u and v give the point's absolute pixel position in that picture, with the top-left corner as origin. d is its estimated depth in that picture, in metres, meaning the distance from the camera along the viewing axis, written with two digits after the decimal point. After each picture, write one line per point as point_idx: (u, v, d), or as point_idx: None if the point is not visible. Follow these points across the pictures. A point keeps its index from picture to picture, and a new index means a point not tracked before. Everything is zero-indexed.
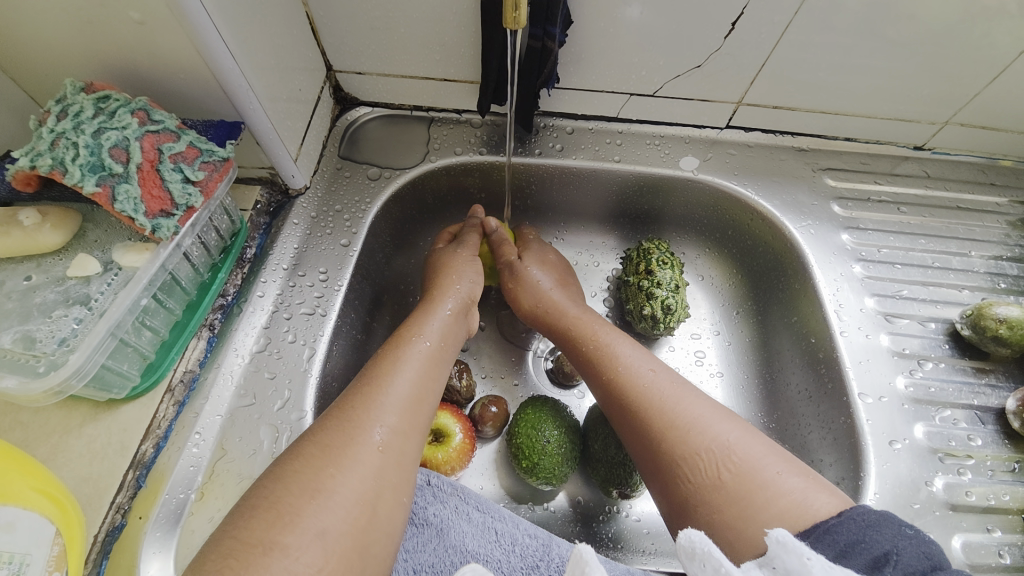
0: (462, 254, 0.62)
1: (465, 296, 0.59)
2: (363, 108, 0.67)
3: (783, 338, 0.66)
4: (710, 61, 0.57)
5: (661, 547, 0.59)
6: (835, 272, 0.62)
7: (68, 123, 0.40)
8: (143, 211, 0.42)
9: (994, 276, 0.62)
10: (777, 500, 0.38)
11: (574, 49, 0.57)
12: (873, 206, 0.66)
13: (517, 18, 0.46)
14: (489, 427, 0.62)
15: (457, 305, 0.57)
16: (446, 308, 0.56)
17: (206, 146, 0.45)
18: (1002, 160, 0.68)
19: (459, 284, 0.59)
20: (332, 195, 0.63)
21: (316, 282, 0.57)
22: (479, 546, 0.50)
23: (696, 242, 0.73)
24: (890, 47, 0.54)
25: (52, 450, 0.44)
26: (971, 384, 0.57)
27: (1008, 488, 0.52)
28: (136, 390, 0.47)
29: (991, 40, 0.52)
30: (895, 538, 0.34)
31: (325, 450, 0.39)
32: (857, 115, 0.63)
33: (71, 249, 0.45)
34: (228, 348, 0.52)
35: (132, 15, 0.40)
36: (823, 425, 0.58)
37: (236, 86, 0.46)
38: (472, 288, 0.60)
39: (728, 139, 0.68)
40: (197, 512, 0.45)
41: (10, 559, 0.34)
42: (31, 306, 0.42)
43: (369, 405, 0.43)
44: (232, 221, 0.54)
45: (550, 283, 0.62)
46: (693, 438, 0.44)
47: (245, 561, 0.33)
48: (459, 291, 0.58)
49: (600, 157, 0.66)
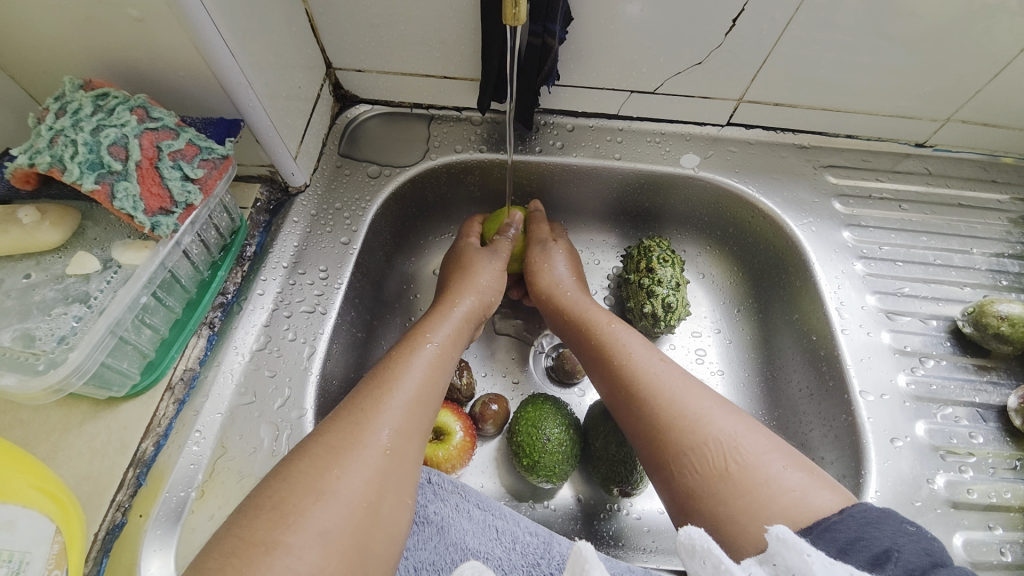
0: (476, 257, 0.62)
1: (483, 303, 0.59)
2: (362, 106, 0.67)
3: (784, 336, 0.66)
4: (710, 58, 0.57)
5: (662, 545, 0.59)
6: (836, 270, 0.61)
7: (67, 121, 0.40)
8: (141, 209, 0.41)
9: (996, 273, 0.62)
10: (778, 497, 0.38)
11: (575, 46, 0.57)
12: (874, 203, 0.65)
13: (516, 14, 0.45)
14: (490, 426, 0.62)
15: (470, 310, 0.57)
16: (459, 313, 0.56)
17: (206, 143, 0.45)
18: (1004, 157, 0.68)
19: (470, 282, 0.59)
20: (331, 193, 0.62)
21: (316, 280, 0.57)
22: (479, 544, 0.50)
23: (697, 240, 0.73)
24: (892, 44, 0.54)
25: (52, 448, 0.44)
26: (973, 382, 0.57)
27: (1009, 486, 0.52)
28: (137, 388, 0.47)
29: (993, 37, 0.52)
30: (895, 536, 0.34)
31: (331, 451, 0.39)
32: (858, 112, 0.63)
33: (70, 247, 0.45)
34: (228, 346, 0.51)
35: (131, 13, 0.40)
36: (824, 422, 0.58)
37: (236, 84, 0.46)
38: (489, 287, 0.60)
39: (729, 136, 0.67)
40: (197, 510, 0.45)
41: (10, 557, 0.33)
42: (30, 304, 0.42)
43: (377, 407, 0.43)
44: (232, 219, 0.54)
45: (557, 280, 0.63)
46: (701, 428, 0.44)
47: (245, 560, 0.33)
48: (478, 296, 0.59)
49: (600, 154, 0.66)
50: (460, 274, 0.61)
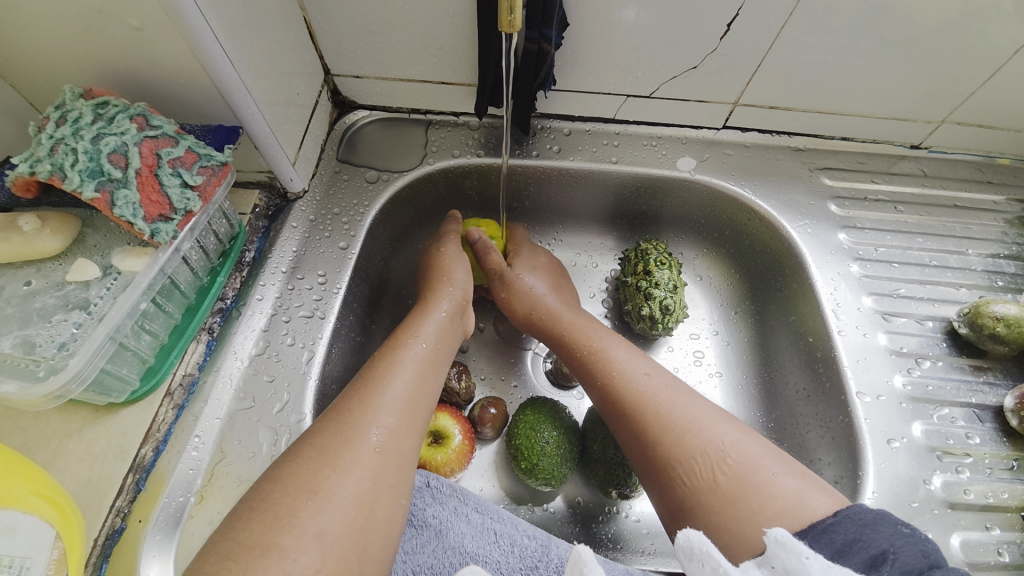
0: (450, 258, 0.62)
1: (459, 299, 0.59)
2: (360, 112, 0.68)
3: (781, 338, 0.66)
4: (705, 62, 0.58)
5: (660, 547, 0.59)
6: (832, 272, 0.62)
7: (67, 130, 0.40)
8: (141, 216, 0.42)
9: (992, 274, 0.62)
10: (771, 501, 0.38)
11: (570, 51, 0.57)
12: (870, 205, 0.66)
13: (512, 21, 0.46)
14: (488, 429, 0.62)
15: (452, 307, 0.58)
16: (441, 311, 0.56)
17: (205, 150, 0.46)
18: (999, 158, 0.68)
19: (455, 286, 0.60)
20: (330, 199, 0.63)
21: (314, 285, 0.58)
22: (477, 548, 0.50)
23: (694, 243, 0.73)
24: (885, 47, 0.54)
25: (52, 454, 0.44)
26: (970, 382, 0.57)
27: (1007, 487, 0.52)
28: (136, 394, 0.47)
29: (985, 39, 0.52)
30: (892, 538, 0.34)
31: (322, 452, 0.40)
32: (853, 114, 0.64)
33: (70, 254, 0.45)
34: (227, 351, 0.52)
35: (131, 22, 0.40)
36: (822, 424, 0.58)
37: (234, 92, 0.46)
38: (465, 288, 0.60)
39: (725, 139, 0.68)
40: (196, 515, 0.45)
41: (11, 563, 0.34)
42: (30, 311, 0.42)
43: (366, 407, 0.43)
44: (231, 225, 0.54)
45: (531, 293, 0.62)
46: (688, 441, 0.44)
47: (243, 563, 0.33)
48: (453, 294, 0.59)
49: (597, 158, 0.66)
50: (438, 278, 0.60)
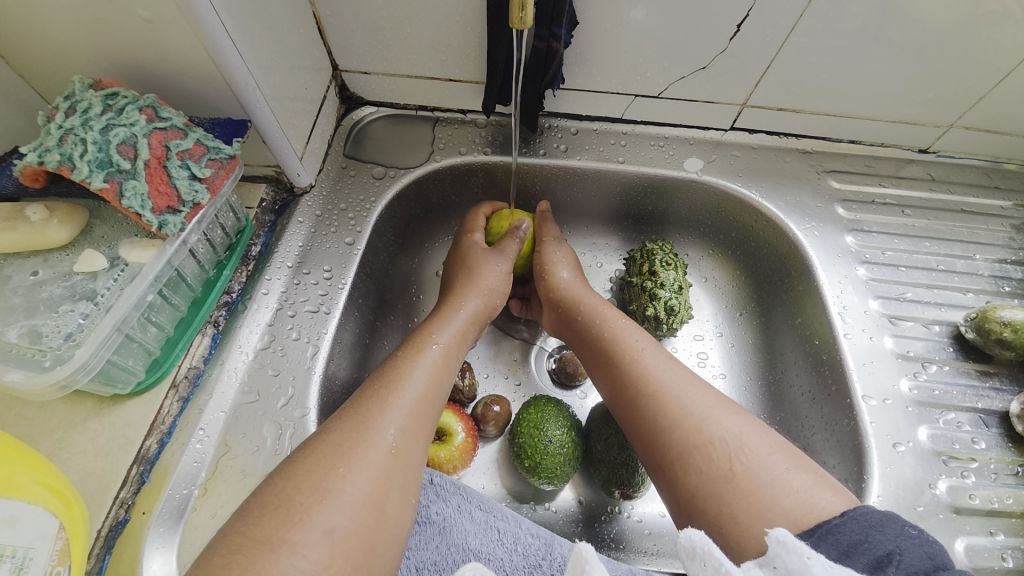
0: (479, 252, 0.62)
1: (488, 304, 0.59)
2: (368, 108, 0.68)
3: (787, 341, 0.65)
4: (714, 63, 0.57)
5: (663, 548, 0.59)
6: (838, 274, 0.62)
7: (77, 120, 0.40)
8: (149, 208, 0.42)
9: (999, 279, 0.62)
10: (781, 499, 0.38)
11: (580, 50, 0.57)
12: (877, 209, 0.66)
13: (523, 18, 0.46)
14: (492, 427, 0.62)
15: (475, 311, 0.58)
16: (464, 313, 0.57)
17: (213, 143, 0.46)
18: (1006, 163, 0.68)
19: (485, 285, 0.59)
20: (337, 193, 0.63)
21: (320, 280, 0.57)
22: (481, 545, 0.50)
23: (700, 243, 0.73)
24: (894, 50, 0.54)
25: (56, 444, 0.44)
26: (975, 388, 0.57)
27: (1011, 492, 0.52)
28: (141, 386, 0.47)
29: (996, 43, 0.52)
30: (898, 539, 0.34)
31: (337, 450, 0.39)
32: (862, 117, 0.63)
33: (78, 245, 0.45)
34: (231, 345, 0.52)
35: (141, 13, 0.40)
36: (827, 427, 0.58)
37: (243, 85, 0.46)
38: (495, 294, 0.60)
39: (733, 140, 0.68)
40: (200, 508, 0.45)
41: (14, 553, 0.33)
42: (37, 301, 0.42)
43: (383, 407, 0.43)
44: (237, 219, 0.54)
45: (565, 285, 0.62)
46: (706, 427, 0.44)
47: (252, 557, 0.33)
48: (483, 299, 0.59)
49: (604, 157, 0.66)
50: (465, 275, 0.61)
